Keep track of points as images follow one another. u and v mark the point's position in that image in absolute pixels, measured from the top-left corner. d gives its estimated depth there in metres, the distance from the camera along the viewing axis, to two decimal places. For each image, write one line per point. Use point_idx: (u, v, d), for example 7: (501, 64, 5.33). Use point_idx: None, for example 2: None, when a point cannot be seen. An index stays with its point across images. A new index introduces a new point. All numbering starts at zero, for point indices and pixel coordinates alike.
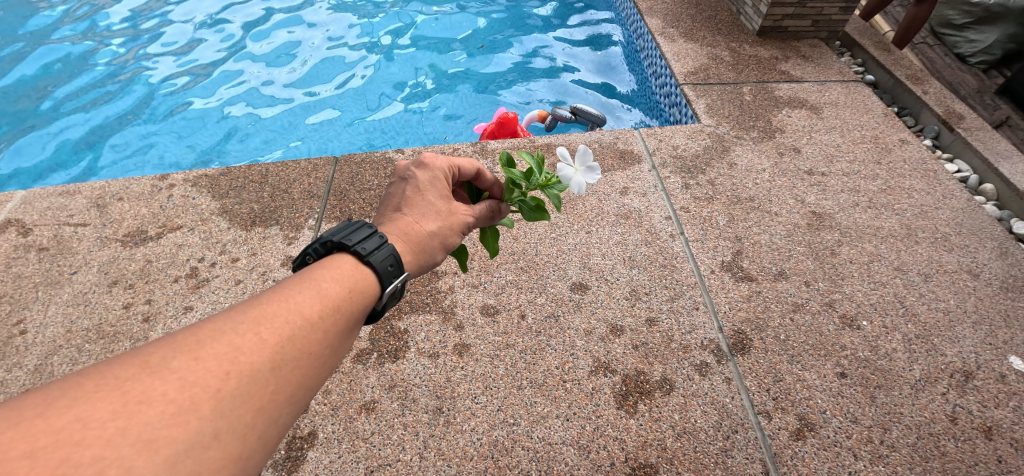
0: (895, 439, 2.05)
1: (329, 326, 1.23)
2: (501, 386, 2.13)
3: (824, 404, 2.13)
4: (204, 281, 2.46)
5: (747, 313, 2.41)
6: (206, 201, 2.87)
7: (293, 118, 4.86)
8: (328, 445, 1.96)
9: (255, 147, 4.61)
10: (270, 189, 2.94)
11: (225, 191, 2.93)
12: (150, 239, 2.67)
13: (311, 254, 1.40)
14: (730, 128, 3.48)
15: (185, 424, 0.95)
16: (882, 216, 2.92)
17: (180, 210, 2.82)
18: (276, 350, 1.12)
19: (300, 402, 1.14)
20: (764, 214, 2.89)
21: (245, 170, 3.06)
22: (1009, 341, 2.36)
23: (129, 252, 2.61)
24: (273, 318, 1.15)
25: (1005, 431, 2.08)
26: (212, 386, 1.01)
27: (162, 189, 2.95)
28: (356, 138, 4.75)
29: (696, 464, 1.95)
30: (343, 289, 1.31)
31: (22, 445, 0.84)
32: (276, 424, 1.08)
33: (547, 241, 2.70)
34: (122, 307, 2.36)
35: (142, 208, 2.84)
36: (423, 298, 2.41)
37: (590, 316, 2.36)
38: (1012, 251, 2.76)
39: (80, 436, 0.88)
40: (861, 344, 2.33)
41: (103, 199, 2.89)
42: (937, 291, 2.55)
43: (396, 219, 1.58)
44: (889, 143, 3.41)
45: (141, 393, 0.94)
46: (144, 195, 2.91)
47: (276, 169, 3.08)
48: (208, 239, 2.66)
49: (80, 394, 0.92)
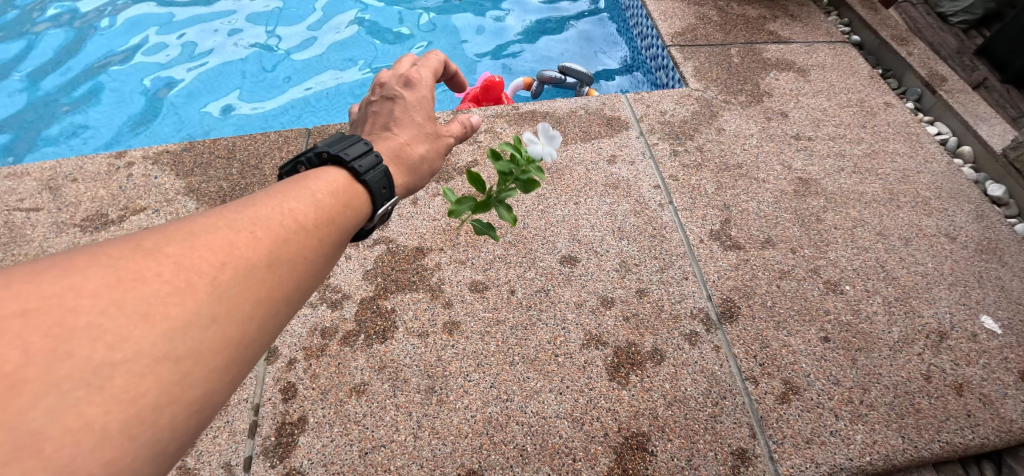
0: (874, 398, 2.10)
1: (323, 235, 1.15)
2: (492, 363, 2.13)
3: (809, 368, 2.17)
4: None
5: (736, 281, 2.43)
6: (169, 180, 2.74)
7: (274, 89, 4.67)
8: (320, 430, 1.94)
9: (237, 120, 4.42)
10: (239, 165, 2.82)
11: (189, 168, 2.80)
12: (111, 223, 2.55)
13: (305, 164, 1.36)
14: (718, 92, 3.42)
15: (184, 303, 0.87)
16: (867, 181, 2.93)
17: (143, 190, 2.69)
18: (274, 248, 1.04)
19: (296, 307, 1.06)
20: (752, 181, 2.87)
21: (210, 145, 2.93)
22: (982, 300, 2.43)
23: (90, 237, 2.49)
24: (268, 219, 1.07)
25: (976, 387, 2.15)
26: (209, 272, 0.93)
27: (120, 168, 2.80)
28: (338, 107, 4.59)
29: (686, 431, 1.98)
30: (336, 202, 1.24)
31: (15, 307, 0.76)
32: (272, 325, 1.00)
33: (535, 213, 2.66)
34: None
35: (99, 189, 2.70)
36: (409, 276, 2.37)
37: (581, 288, 2.35)
38: (988, 214, 2.80)
39: (78, 302, 0.79)
40: (844, 308, 2.37)
41: (55, 181, 2.74)
42: (916, 255, 2.60)
43: (382, 140, 1.52)
44: (874, 106, 3.40)
45: (138, 271, 0.86)
46: (100, 175, 2.77)
47: (243, 143, 2.94)
48: (175, 221, 2.56)
49: (72, 267, 0.83)
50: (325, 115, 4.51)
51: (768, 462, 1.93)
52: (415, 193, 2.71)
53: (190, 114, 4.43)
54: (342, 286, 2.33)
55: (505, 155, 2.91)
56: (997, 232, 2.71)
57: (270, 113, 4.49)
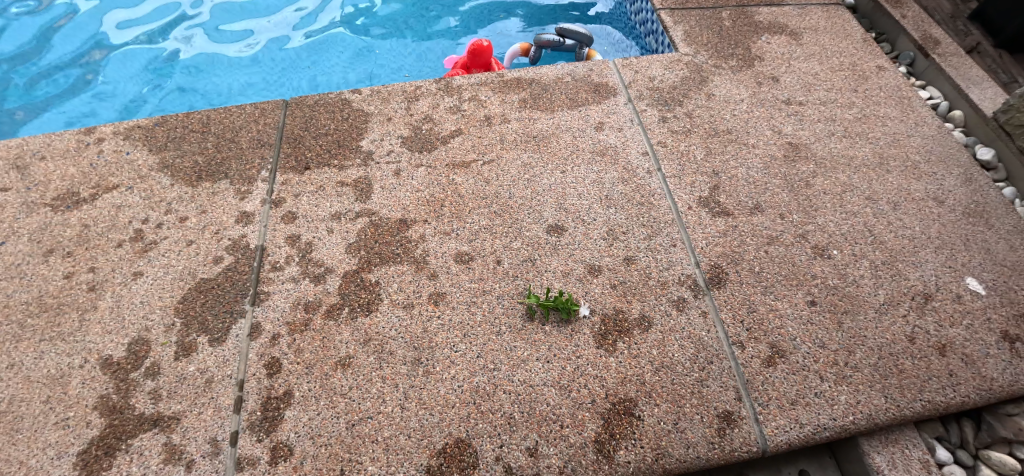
0: (859, 360, 2.13)
1: None
2: (479, 333, 2.13)
3: (795, 332, 2.18)
4: (151, 244, 2.37)
5: (724, 248, 2.42)
6: (142, 156, 2.68)
7: (265, 59, 4.58)
8: (306, 403, 1.96)
9: (227, 91, 4.35)
10: (214, 138, 2.75)
11: (163, 143, 2.73)
12: (83, 202, 2.51)
13: None
14: (709, 57, 3.35)
15: None
16: (856, 145, 2.90)
17: (115, 167, 2.63)
18: None
19: None
20: (741, 147, 2.84)
21: (183, 119, 2.84)
22: (968, 263, 2.43)
23: (62, 217, 2.47)
24: None
25: (958, 347, 2.18)
26: None
27: (90, 144, 2.73)
28: (329, 75, 4.50)
29: (673, 395, 2.00)
30: None
31: None
32: None
33: (521, 182, 2.62)
34: (64, 277, 2.28)
35: (69, 167, 2.64)
36: (393, 249, 2.35)
37: (568, 258, 2.35)
38: (977, 178, 2.78)
39: None
40: (831, 272, 2.37)
41: (22, 159, 2.67)
42: (904, 219, 2.59)
43: None
44: (866, 69, 3.34)
45: None
46: (69, 152, 2.70)
47: (218, 115, 2.86)
48: (150, 198, 2.52)
49: None
50: (314, 85, 4.42)
51: (753, 423, 1.96)
52: (398, 163, 2.66)
53: (181, 87, 4.35)
54: (325, 260, 2.31)
55: (490, 123, 2.86)
56: (985, 196, 2.70)
57: (261, 84, 4.40)
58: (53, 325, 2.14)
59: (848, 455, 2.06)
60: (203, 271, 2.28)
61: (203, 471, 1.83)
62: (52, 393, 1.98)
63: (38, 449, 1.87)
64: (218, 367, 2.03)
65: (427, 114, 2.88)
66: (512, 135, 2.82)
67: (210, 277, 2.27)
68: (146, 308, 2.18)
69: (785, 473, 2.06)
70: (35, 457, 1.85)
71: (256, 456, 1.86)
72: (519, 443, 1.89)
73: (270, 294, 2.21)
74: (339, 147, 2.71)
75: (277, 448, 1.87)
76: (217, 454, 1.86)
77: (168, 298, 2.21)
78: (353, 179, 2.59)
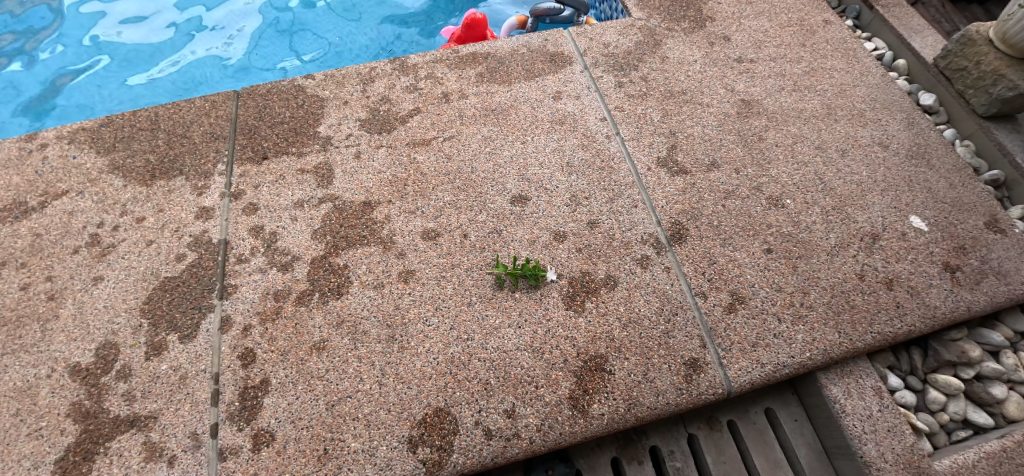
0: (813, 300, 2.24)
1: None
2: (450, 305, 2.18)
3: (753, 279, 2.29)
4: (109, 247, 2.34)
5: (683, 205, 2.50)
6: (90, 159, 2.61)
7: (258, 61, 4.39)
8: (284, 389, 1.99)
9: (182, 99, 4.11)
10: (165, 135, 2.69)
11: (111, 144, 2.66)
12: (33, 211, 2.45)
13: None
14: (661, 20, 3.34)
15: None
16: (806, 98, 2.98)
17: (62, 173, 2.57)
18: None
19: None
20: (696, 106, 2.91)
21: (130, 117, 2.76)
22: (912, 203, 2.56)
23: (11, 228, 2.41)
24: None
25: (904, 281, 2.31)
26: None
27: (33, 151, 2.64)
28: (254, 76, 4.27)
29: (641, 348, 2.09)
30: None
31: None
32: None
33: (482, 156, 2.64)
34: (20, 289, 2.24)
35: (13, 176, 2.56)
36: (359, 231, 2.37)
37: (533, 226, 2.40)
38: (919, 121, 2.89)
39: None
40: (785, 221, 2.48)
41: None
42: (853, 165, 2.70)
43: None
44: (814, 24, 3.38)
45: None
46: (12, 160, 2.61)
47: (167, 111, 2.78)
48: (103, 201, 2.47)
49: None
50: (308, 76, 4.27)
51: (717, 367, 2.07)
52: (358, 146, 2.66)
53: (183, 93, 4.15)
54: (291, 248, 2.32)
55: (448, 100, 2.86)
56: (926, 138, 2.82)
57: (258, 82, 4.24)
58: (14, 338, 2.12)
59: (808, 390, 2.19)
60: (166, 270, 2.27)
61: (186, 464, 1.86)
62: (22, 405, 1.97)
63: (13, 461, 1.87)
64: (191, 363, 2.04)
65: (384, 95, 2.87)
66: (470, 110, 2.83)
67: (174, 275, 2.25)
68: (110, 312, 2.17)
69: (751, 413, 2.19)
70: (12, 469, 1.85)
71: (238, 445, 1.89)
72: (497, 407, 1.96)
73: (238, 286, 2.22)
74: (295, 134, 2.69)
75: (259, 435, 1.90)
76: (198, 447, 1.89)
77: (132, 300, 2.19)
78: (314, 165, 2.59)
